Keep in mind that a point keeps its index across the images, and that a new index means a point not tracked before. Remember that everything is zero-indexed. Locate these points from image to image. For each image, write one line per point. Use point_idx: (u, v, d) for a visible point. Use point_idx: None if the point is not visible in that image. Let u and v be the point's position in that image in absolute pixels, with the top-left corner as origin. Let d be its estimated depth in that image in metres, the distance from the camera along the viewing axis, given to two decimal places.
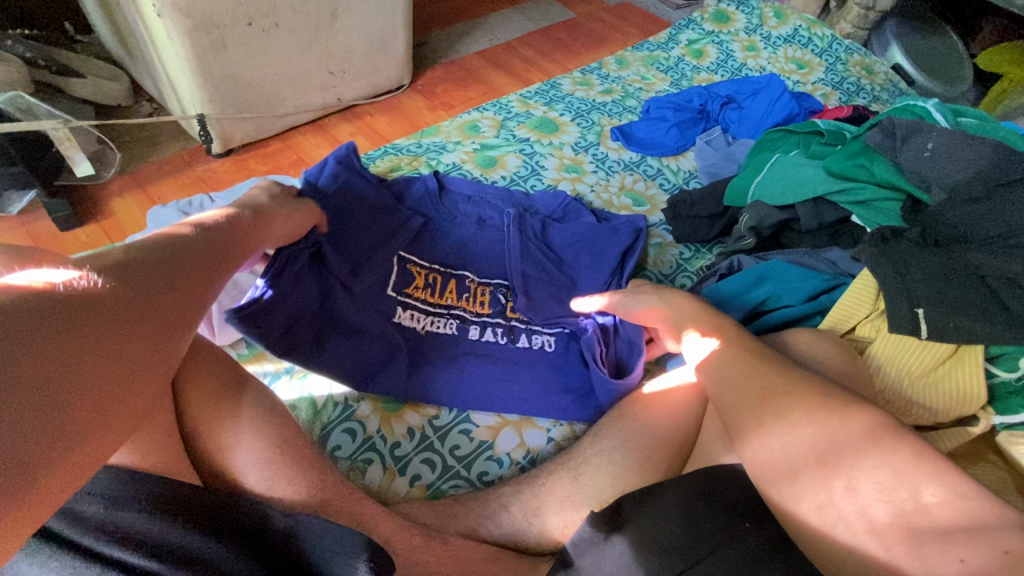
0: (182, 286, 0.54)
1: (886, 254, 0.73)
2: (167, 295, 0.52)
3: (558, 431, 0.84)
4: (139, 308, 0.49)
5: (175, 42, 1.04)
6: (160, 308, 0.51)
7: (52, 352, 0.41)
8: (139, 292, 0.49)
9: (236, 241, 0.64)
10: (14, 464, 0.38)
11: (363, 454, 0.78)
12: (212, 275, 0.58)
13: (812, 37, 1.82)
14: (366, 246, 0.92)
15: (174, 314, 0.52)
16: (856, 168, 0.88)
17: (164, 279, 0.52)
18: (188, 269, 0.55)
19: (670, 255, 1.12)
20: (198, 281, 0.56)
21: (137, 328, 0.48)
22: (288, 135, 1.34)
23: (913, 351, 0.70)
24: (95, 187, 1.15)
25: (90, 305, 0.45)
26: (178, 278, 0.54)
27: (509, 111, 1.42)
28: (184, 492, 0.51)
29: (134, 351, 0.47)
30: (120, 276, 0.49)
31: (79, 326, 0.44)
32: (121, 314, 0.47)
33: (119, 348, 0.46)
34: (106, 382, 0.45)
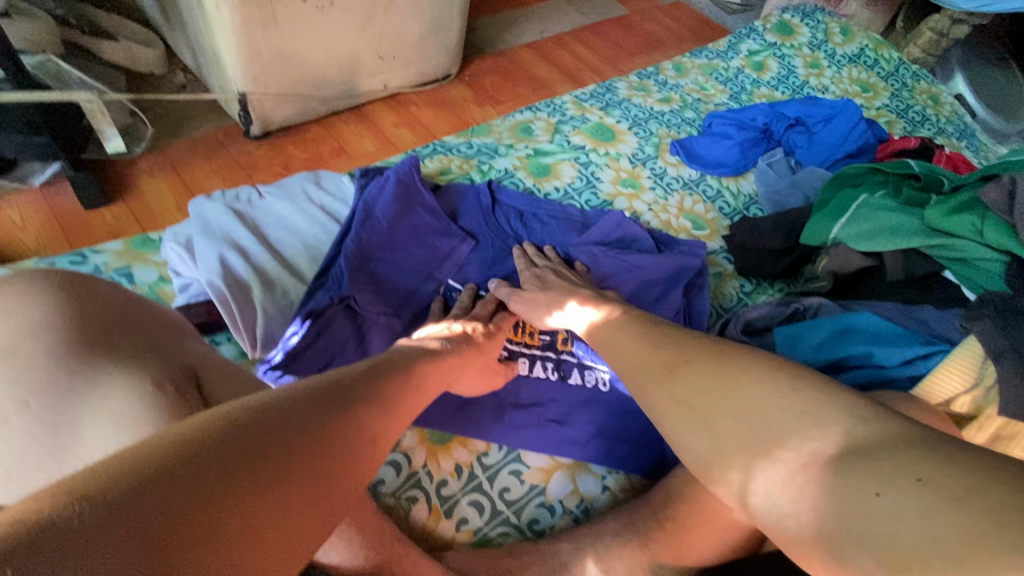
0: (350, 433, 0.46)
1: (1004, 332, 0.67)
2: (331, 443, 0.44)
3: (614, 479, 0.78)
4: (300, 458, 0.41)
5: (223, 14, 0.96)
6: (342, 436, 0.46)
7: (242, 500, 0.36)
8: (323, 419, 0.45)
9: (408, 380, 0.58)
10: None
11: (409, 491, 0.72)
12: (376, 419, 0.50)
13: (878, 59, 1.74)
14: (414, 278, 0.84)
15: (354, 444, 0.46)
16: (961, 222, 0.80)
17: (332, 420, 0.46)
18: (356, 404, 0.49)
19: (731, 287, 1.06)
20: (365, 426, 0.48)
21: (322, 462, 0.43)
22: (329, 121, 1.26)
23: (1018, 439, 0.66)
24: (123, 163, 1.07)
25: (258, 455, 0.39)
26: (350, 427, 0.47)
27: (564, 113, 1.34)
28: None
29: (315, 487, 0.41)
30: (308, 404, 0.45)
31: (266, 465, 0.39)
32: (307, 446, 0.42)
33: (275, 507, 0.38)
34: (285, 530, 0.38)
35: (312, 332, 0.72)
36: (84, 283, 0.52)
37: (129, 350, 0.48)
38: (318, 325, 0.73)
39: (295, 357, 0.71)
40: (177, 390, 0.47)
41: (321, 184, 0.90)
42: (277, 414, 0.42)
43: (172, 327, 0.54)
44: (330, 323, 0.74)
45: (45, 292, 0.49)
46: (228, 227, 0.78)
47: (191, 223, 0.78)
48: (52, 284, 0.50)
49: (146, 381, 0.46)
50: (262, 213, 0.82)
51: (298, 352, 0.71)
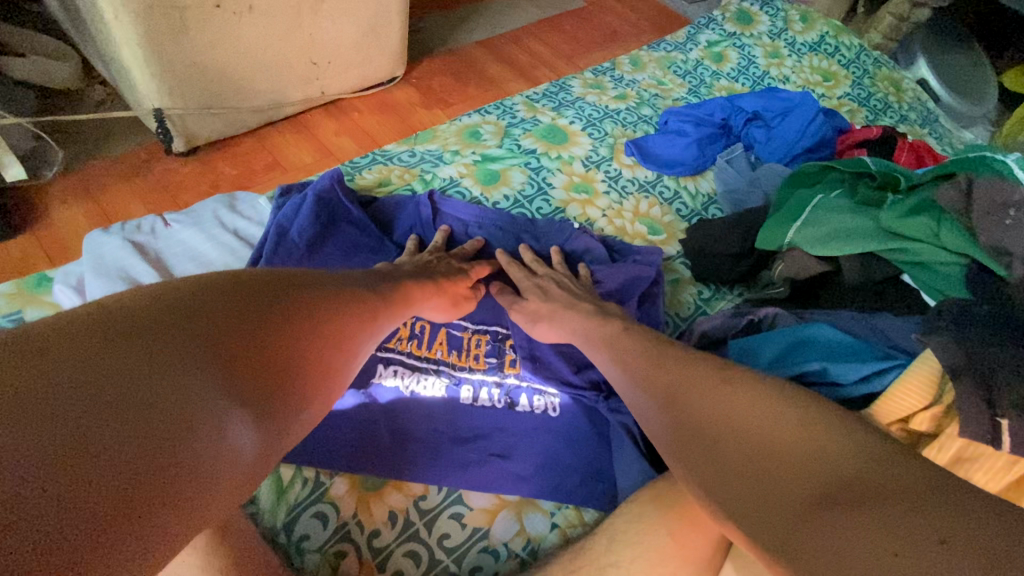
0: (250, 334, 0.46)
1: (960, 345, 0.63)
2: (226, 339, 0.44)
3: (563, 516, 0.73)
4: (211, 335, 0.43)
5: (125, 24, 0.88)
6: (257, 318, 0.48)
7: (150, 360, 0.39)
8: (239, 304, 0.47)
9: (329, 300, 0.57)
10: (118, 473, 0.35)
11: (336, 545, 0.66)
12: (285, 327, 0.50)
13: (839, 46, 1.70)
14: None
15: (272, 325, 0.49)
16: (917, 225, 0.76)
17: (227, 318, 0.46)
18: (277, 294, 0.51)
19: (688, 294, 1.02)
20: (277, 328, 0.49)
21: (235, 339, 0.45)
22: (263, 133, 1.18)
23: (982, 461, 0.61)
24: (31, 188, 0.99)
25: (165, 328, 0.41)
26: (268, 316, 0.49)
27: (514, 115, 1.28)
28: None
29: (231, 356, 0.44)
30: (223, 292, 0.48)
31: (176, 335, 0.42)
32: (216, 323, 0.44)
33: (186, 368, 0.40)
34: (206, 388, 0.41)
35: None
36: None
37: None
38: None
39: None
40: None
41: (236, 207, 0.83)
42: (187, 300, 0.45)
43: None
44: None
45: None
46: (126, 261, 0.71)
47: (84, 260, 0.71)
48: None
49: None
50: (167, 244, 0.75)
51: None
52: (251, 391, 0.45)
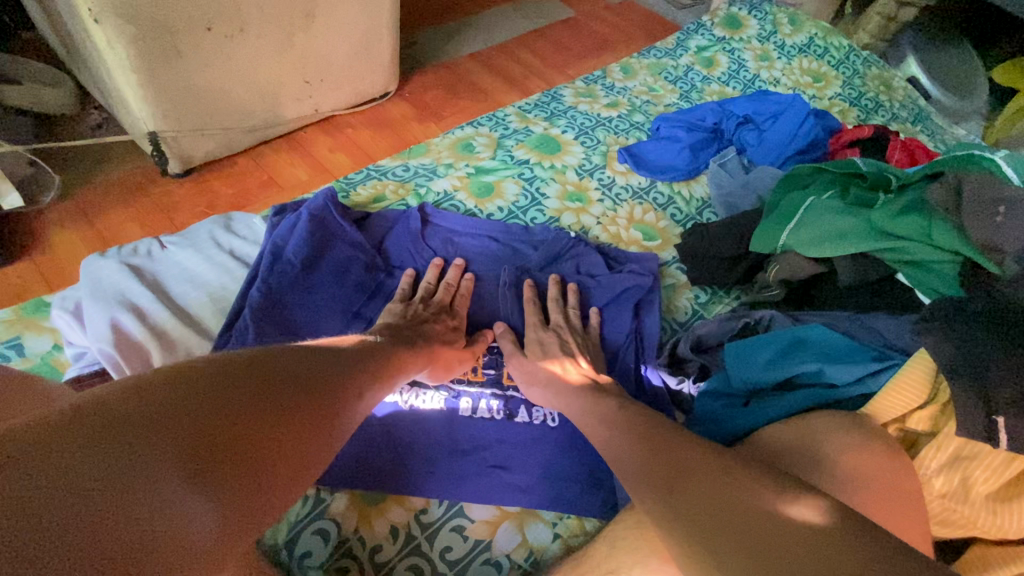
0: (265, 433, 0.44)
1: (953, 343, 0.63)
2: (243, 438, 0.42)
3: (565, 525, 0.73)
4: (284, 396, 0.48)
5: (117, 51, 0.89)
6: (316, 385, 0.53)
7: (239, 415, 0.43)
8: (299, 370, 0.52)
9: (334, 381, 0.55)
10: (209, 523, 0.37)
11: (338, 562, 0.66)
12: (297, 421, 0.48)
13: (828, 47, 1.71)
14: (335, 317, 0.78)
15: (327, 393, 0.53)
16: (908, 224, 0.76)
17: (245, 412, 0.43)
18: (330, 364, 0.56)
19: (685, 299, 1.02)
20: (330, 395, 0.53)
21: (302, 401, 0.49)
22: (258, 152, 1.19)
23: (981, 459, 0.61)
24: (30, 215, 0.99)
25: (249, 387, 0.46)
26: (324, 384, 0.53)
27: (506, 126, 1.29)
28: None
29: (299, 418, 0.48)
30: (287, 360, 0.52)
31: (257, 396, 0.46)
32: (286, 388, 0.49)
33: (264, 426, 0.44)
34: (280, 445, 0.45)
35: None
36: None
37: None
38: None
39: None
40: None
41: (231, 227, 0.83)
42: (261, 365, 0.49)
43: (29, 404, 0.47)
44: None
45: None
46: (123, 284, 0.72)
47: (82, 285, 0.71)
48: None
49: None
50: (164, 266, 0.76)
51: None
52: (309, 451, 0.48)
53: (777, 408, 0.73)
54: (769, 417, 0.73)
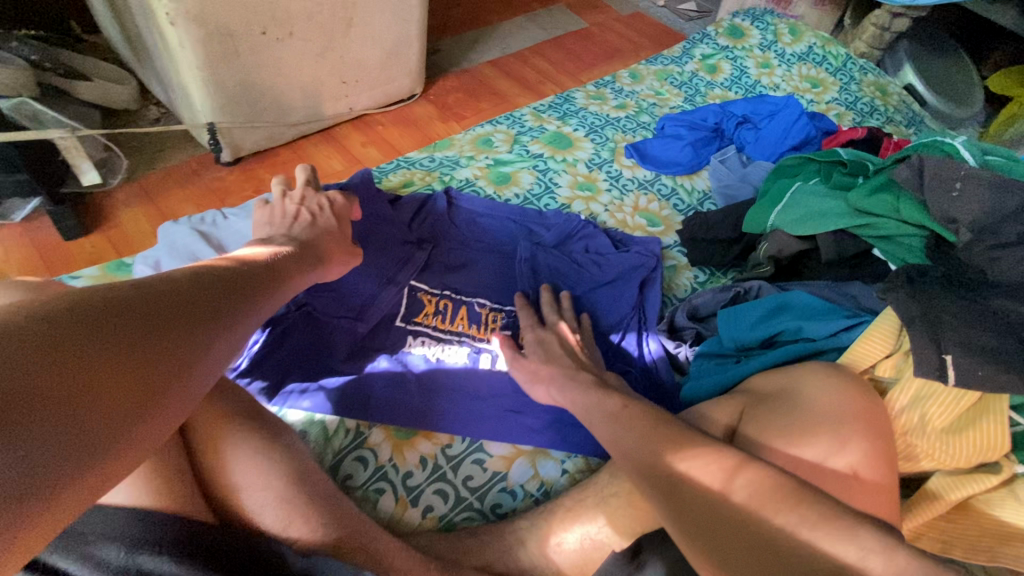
0: (167, 350, 0.46)
1: (913, 299, 0.72)
2: (144, 357, 0.44)
3: (572, 463, 0.83)
4: (138, 343, 0.44)
5: (187, 50, 1.02)
6: (190, 330, 0.48)
7: (74, 367, 0.39)
8: (168, 311, 0.47)
9: (246, 295, 0.56)
10: (20, 484, 0.35)
11: (375, 483, 0.77)
12: (199, 338, 0.49)
13: (827, 56, 1.82)
14: (373, 280, 0.93)
15: (202, 340, 0.49)
16: (880, 203, 0.86)
17: (139, 326, 0.44)
18: (213, 305, 0.51)
19: (685, 278, 1.11)
20: (203, 343, 0.49)
21: (163, 349, 0.45)
22: (298, 145, 1.32)
23: (935, 397, 0.69)
24: (101, 194, 1.12)
25: (91, 335, 0.41)
26: (198, 332, 0.49)
27: (522, 124, 1.41)
28: (196, 531, 0.52)
29: (152, 369, 0.44)
30: (150, 299, 0.47)
31: (97, 344, 0.41)
32: (144, 334, 0.44)
33: (103, 379, 0.41)
34: (124, 399, 0.42)
35: (273, 340, 0.85)
36: (48, 283, 0.55)
37: None
38: (278, 333, 0.85)
39: (260, 363, 0.83)
40: None
41: None
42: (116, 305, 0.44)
43: None
44: (290, 330, 0.86)
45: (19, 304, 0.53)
46: (195, 246, 0.83)
47: (161, 245, 0.83)
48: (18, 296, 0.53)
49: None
50: (227, 232, 0.87)
51: (259, 358, 0.83)
52: (163, 403, 0.45)
53: (764, 360, 0.82)
54: (757, 368, 0.81)
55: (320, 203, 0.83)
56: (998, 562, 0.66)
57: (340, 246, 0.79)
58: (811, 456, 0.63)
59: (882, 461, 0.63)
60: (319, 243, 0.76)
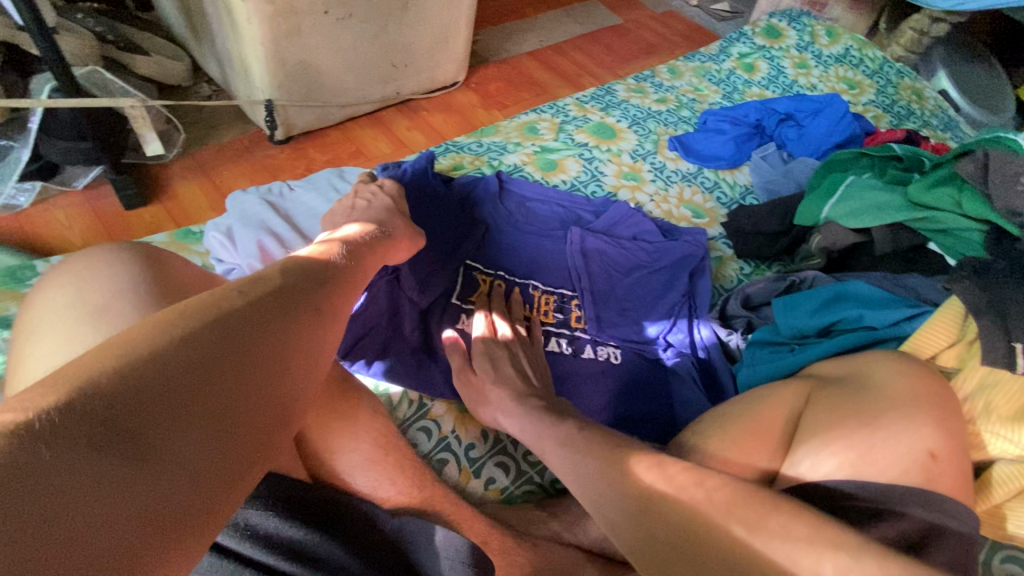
0: (282, 352, 0.50)
1: (981, 288, 0.73)
2: (266, 361, 0.48)
3: (629, 443, 0.85)
4: (256, 353, 0.48)
5: (253, 26, 1.03)
6: (295, 332, 0.52)
7: (210, 385, 0.44)
8: (275, 317, 0.51)
9: (334, 287, 0.59)
10: (189, 491, 0.40)
11: (440, 453, 0.78)
12: (304, 334, 0.53)
13: (863, 59, 1.82)
14: (438, 257, 0.95)
15: (302, 339, 0.52)
16: (941, 196, 0.87)
17: (260, 334, 0.49)
18: (307, 303, 0.54)
19: (731, 270, 1.12)
20: (303, 341, 0.52)
21: (274, 355, 0.49)
22: (347, 126, 1.33)
23: (1001, 386, 0.70)
24: (158, 167, 1.14)
25: (216, 351, 0.45)
26: (298, 333, 0.52)
27: (567, 114, 1.42)
28: (301, 491, 0.52)
29: (268, 375, 0.48)
30: (258, 307, 0.50)
31: (224, 360, 0.45)
32: (261, 343, 0.48)
33: (234, 391, 0.45)
34: (252, 406, 0.46)
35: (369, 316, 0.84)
36: (160, 257, 0.58)
37: None
38: (371, 308, 0.84)
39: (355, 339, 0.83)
40: None
41: (344, 176, 0.95)
42: (233, 318, 0.48)
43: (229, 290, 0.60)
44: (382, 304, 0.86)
45: (135, 261, 0.56)
46: (264, 215, 0.84)
47: (232, 214, 0.85)
48: (134, 258, 0.57)
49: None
50: (293, 204, 0.88)
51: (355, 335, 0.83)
52: (282, 402, 0.49)
53: (824, 347, 0.82)
54: (817, 354, 0.82)
55: (371, 190, 0.84)
56: None
57: (406, 225, 0.79)
58: (885, 437, 0.64)
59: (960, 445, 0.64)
60: (390, 223, 0.77)
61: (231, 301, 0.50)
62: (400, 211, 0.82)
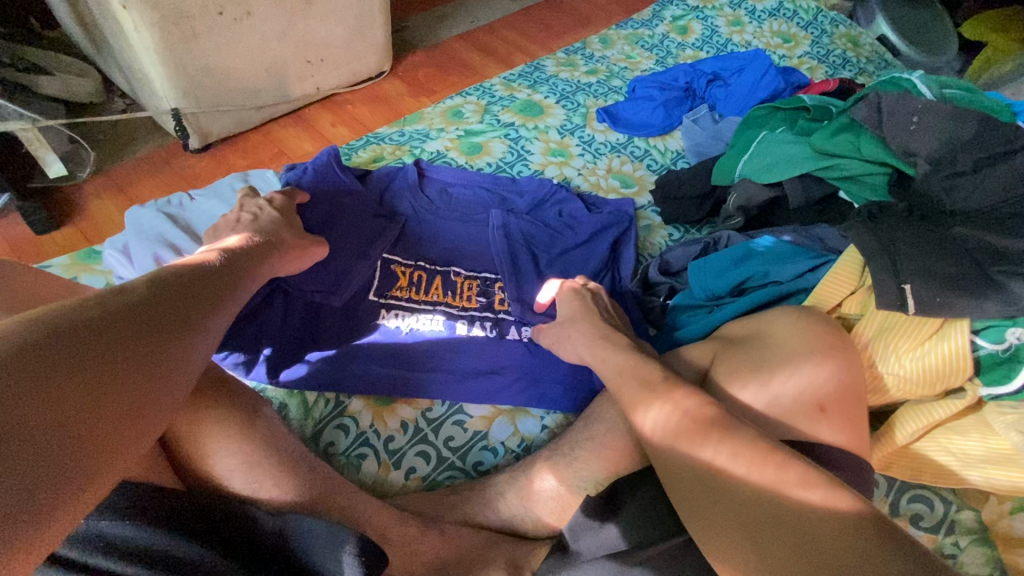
0: (148, 361, 0.49)
1: (874, 233, 0.73)
2: (128, 369, 0.48)
3: (551, 419, 0.85)
4: (116, 361, 0.47)
5: (143, 35, 1.01)
6: (165, 341, 0.51)
7: (59, 393, 0.43)
8: (141, 326, 0.50)
9: (213, 296, 0.59)
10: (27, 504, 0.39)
11: (358, 449, 0.78)
12: (175, 342, 0.52)
13: (797, 10, 1.81)
14: (347, 255, 0.91)
15: (174, 350, 0.52)
16: (842, 143, 0.87)
17: (123, 342, 0.48)
18: (182, 314, 0.54)
19: (659, 237, 1.11)
20: (175, 351, 0.52)
21: (139, 365, 0.49)
22: (268, 128, 1.31)
23: (898, 328, 0.70)
24: (70, 188, 1.12)
25: (67, 359, 0.44)
26: (171, 342, 0.52)
27: (493, 95, 1.40)
28: (164, 499, 0.53)
29: (132, 385, 0.48)
30: (121, 317, 0.50)
31: (75, 369, 0.44)
32: (121, 352, 0.48)
33: (88, 400, 0.44)
34: (109, 416, 0.45)
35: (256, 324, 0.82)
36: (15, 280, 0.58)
37: None
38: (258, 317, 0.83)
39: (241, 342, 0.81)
40: None
41: (249, 181, 0.95)
42: (92, 326, 0.47)
43: None
44: (270, 313, 0.83)
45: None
46: (161, 228, 0.83)
47: (128, 230, 0.83)
48: None
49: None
50: (193, 212, 0.88)
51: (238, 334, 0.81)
52: (147, 413, 0.49)
53: (737, 306, 0.82)
54: (731, 314, 0.82)
55: (259, 204, 0.82)
56: (966, 485, 0.67)
57: (297, 236, 0.79)
58: (775, 393, 0.64)
59: (850, 391, 0.64)
60: (278, 235, 0.77)
61: (93, 308, 0.48)
62: (290, 223, 0.81)
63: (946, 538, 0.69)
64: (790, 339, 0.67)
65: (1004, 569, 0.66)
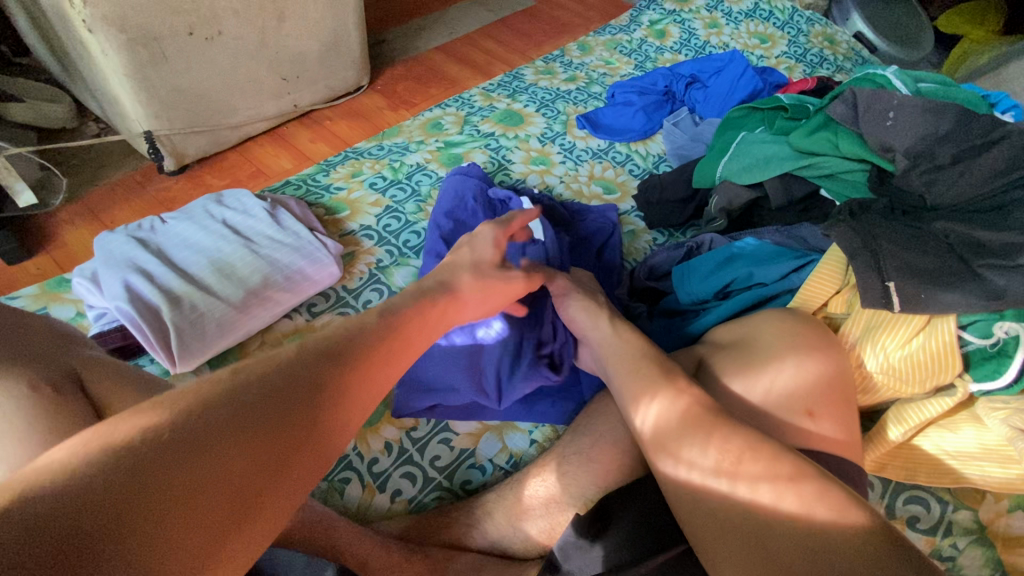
0: (279, 440, 0.41)
1: (856, 232, 0.71)
2: (245, 451, 0.39)
3: (540, 432, 0.82)
4: (239, 442, 0.39)
5: (111, 58, 0.99)
6: (307, 416, 0.44)
7: (174, 484, 0.35)
8: (277, 399, 0.43)
9: (342, 382, 0.48)
10: None
11: (341, 473, 0.76)
12: (316, 415, 0.44)
13: (773, 11, 1.82)
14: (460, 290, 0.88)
15: (308, 427, 0.44)
16: (820, 141, 0.87)
17: (217, 453, 0.38)
18: (328, 380, 0.46)
19: (644, 242, 1.09)
20: (311, 430, 0.44)
21: (266, 447, 0.41)
22: (245, 147, 1.29)
23: (886, 326, 0.68)
24: (43, 217, 1.10)
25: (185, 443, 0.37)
26: (305, 418, 0.44)
27: (472, 106, 1.39)
28: None
29: (257, 473, 0.40)
30: (254, 388, 0.43)
31: (194, 456, 0.37)
32: (248, 433, 0.40)
33: (205, 491, 0.36)
34: (224, 514, 0.37)
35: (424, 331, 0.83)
36: None
37: (10, 363, 0.51)
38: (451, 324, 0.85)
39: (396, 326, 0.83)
40: (59, 390, 0.51)
41: (223, 201, 0.93)
42: (221, 402, 0.40)
43: (58, 337, 0.57)
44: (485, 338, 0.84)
45: None
46: (132, 253, 0.81)
47: (98, 257, 0.81)
48: None
49: (22, 384, 0.50)
50: (165, 236, 0.86)
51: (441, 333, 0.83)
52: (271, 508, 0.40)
53: (723, 310, 0.81)
54: (718, 319, 0.81)
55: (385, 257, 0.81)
56: (962, 484, 0.65)
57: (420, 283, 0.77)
58: (764, 398, 0.62)
59: (839, 393, 0.63)
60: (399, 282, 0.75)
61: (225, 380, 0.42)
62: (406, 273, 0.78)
63: (943, 540, 0.67)
64: (774, 339, 0.66)
65: (1004, 570, 0.65)
